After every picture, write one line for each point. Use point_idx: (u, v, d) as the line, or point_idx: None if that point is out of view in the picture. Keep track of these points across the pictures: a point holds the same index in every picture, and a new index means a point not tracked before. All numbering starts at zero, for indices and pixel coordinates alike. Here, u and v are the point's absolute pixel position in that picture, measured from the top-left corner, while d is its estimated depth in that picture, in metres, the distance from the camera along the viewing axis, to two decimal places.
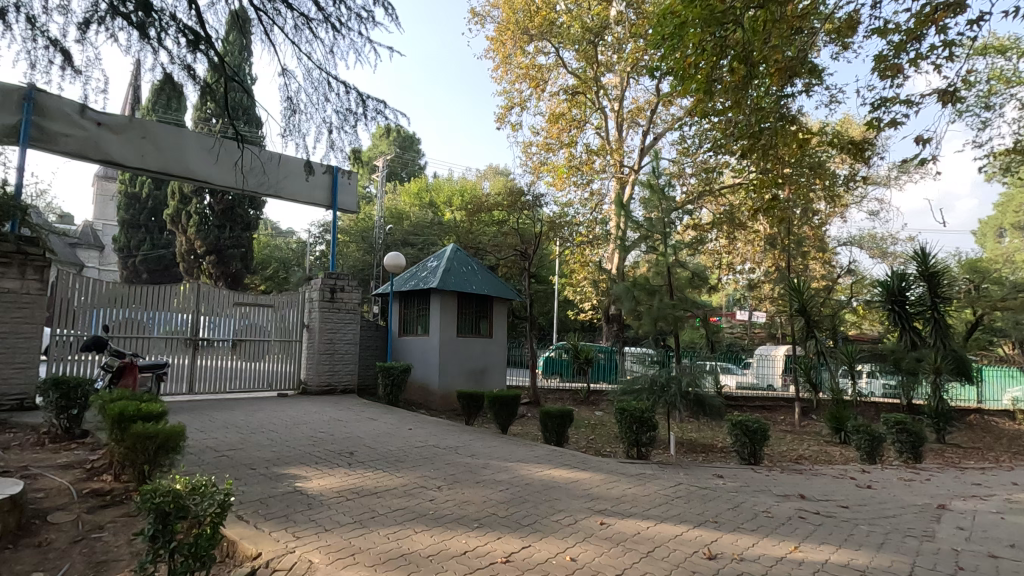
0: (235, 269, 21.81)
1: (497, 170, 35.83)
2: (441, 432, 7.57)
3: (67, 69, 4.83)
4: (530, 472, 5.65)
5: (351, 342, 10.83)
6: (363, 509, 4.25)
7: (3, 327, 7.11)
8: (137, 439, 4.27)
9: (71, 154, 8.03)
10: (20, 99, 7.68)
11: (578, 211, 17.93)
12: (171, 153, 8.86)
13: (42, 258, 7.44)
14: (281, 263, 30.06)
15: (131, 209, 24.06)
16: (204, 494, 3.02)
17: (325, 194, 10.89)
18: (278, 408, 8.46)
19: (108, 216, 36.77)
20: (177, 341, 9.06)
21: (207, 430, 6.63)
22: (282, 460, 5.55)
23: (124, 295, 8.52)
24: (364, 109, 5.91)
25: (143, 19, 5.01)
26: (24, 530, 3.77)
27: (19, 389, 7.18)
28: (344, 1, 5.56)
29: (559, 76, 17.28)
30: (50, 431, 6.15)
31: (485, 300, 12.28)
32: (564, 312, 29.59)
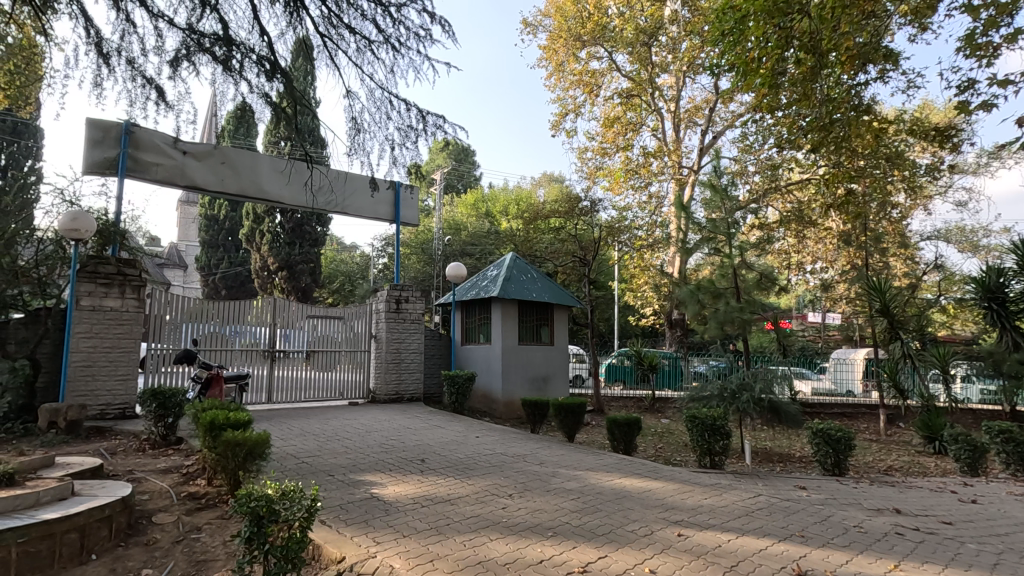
0: (305, 283, 22.74)
1: (551, 177, 35.93)
2: (508, 440, 7.61)
3: (162, 103, 5.25)
4: (601, 481, 5.57)
5: (417, 352, 11.12)
6: (438, 515, 4.32)
7: (107, 342, 7.79)
8: (228, 446, 4.55)
9: (162, 181, 8.72)
10: (118, 133, 8.43)
11: (637, 215, 17.64)
12: (248, 176, 9.47)
13: (138, 278, 8.10)
14: (347, 277, 31.32)
15: (211, 230, 25.88)
16: (293, 499, 3.18)
17: (388, 209, 11.28)
18: (350, 416, 8.78)
19: (191, 238, 39.84)
20: (256, 353, 9.59)
21: (287, 437, 6.99)
22: (358, 466, 5.75)
23: (207, 310, 9.08)
24: (424, 125, 6.03)
25: (226, 53, 5.40)
26: (133, 529, 4.10)
27: (122, 399, 7.82)
28: (403, 21, 5.71)
29: (613, 81, 17.11)
30: (149, 438, 6.64)
31: (546, 308, 12.28)
32: (624, 318, 29.14)
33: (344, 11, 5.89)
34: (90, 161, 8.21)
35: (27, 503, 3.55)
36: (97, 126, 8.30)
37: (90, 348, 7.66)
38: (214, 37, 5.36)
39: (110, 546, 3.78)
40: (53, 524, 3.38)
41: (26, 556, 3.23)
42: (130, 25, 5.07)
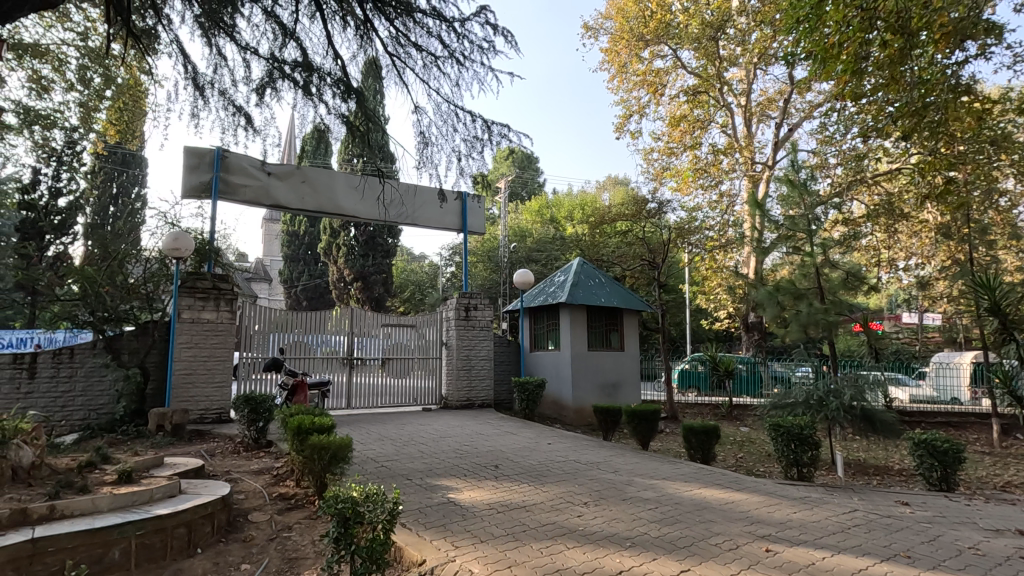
0: (379, 293, 23.66)
1: (616, 180, 35.44)
2: (580, 447, 7.53)
3: (250, 129, 5.66)
4: (679, 491, 5.39)
5: (487, 358, 11.26)
6: (514, 522, 4.34)
7: (205, 351, 8.44)
8: (314, 449, 4.78)
9: (250, 202, 9.37)
10: (211, 159, 9.15)
11: (707, 215, 17.05)
12: (325, 193, 9.99)
13: (231, 292, 8.73)
14: (417, 286, 32.30)
15: (292, 245, 27.55)
16: (376, 502, 3.31)
17: (456, 219, 11.54)
18: (425, 421, 9.02)
19: (275, 253, 42.62)
20: (336, 361, 10.06)
21: (366, 441, 7.27)
22: (434, 471, 5.88)
23: (291, 320, 9.62)
24: (489, 135, 6.13)
25: (306, 79, 5.76)
26: (232, 525, 4.40)
27: (218, 404, 8.44)
28: (467, 35, 5.85)
29: (679, 79, 16.66)
30: (243, 441, 7.12)
31: (614, 313, 12.09)
32: (696, 322, 28.17)
33: (410, 29, 6.12)
34: (189, 186, 8.96)
35: (143, 499, 3.90)
36: (193, 153, 9.05)
37: (191, 357, 8.33)
38: (295, 65, 5.74)
39: (213, 541, 4.07)
40: (164, 519, 3.68)
41: (143, 548, 3.54)
42: (222, 59, 5.51)
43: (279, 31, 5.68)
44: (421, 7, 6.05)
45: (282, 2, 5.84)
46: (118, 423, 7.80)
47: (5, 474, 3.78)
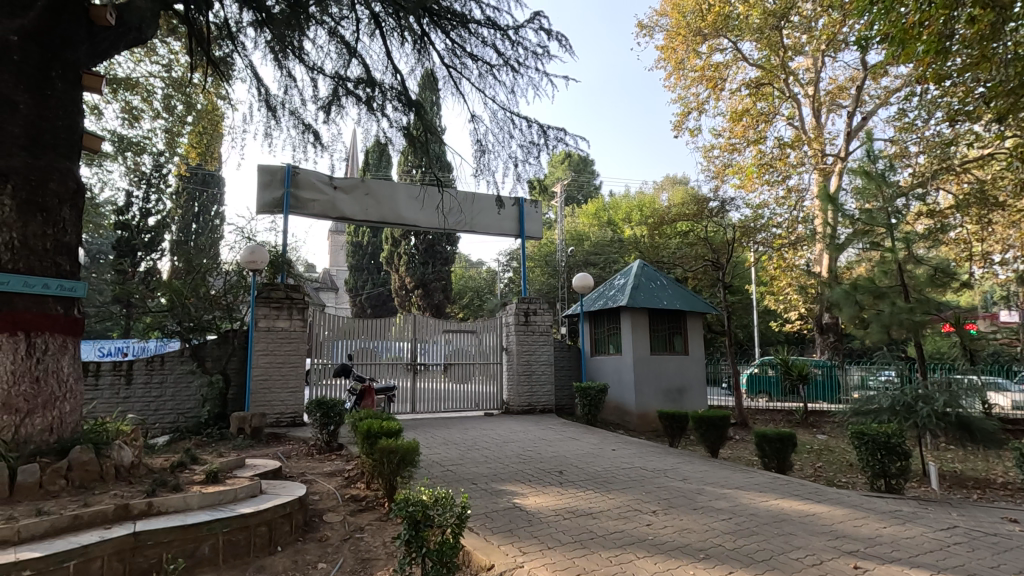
0: (439, 300, 24.14)
1: (675, 180, 34.60)
2: (646, 454, 7.36)
3: (318, 145, 5.94)
4: (755, 501, 5.14)
5: (547, 363, 11.22)
6: (581, 529, 4.28)
7: (280, 358, 8.88)
8: (383, 453, 4.90)
9: (318, 215, 9.82)
10: (282, 176, 9.65)
11: (774, 212, 16.30)
12: (388, 204, 10.32)
13: (302, 301, 9.15)
14: (476, 292, 32.76)
15: (357, 255, 28.64)
16: (445, 506, 3.35)
17: (513, 224, 11.61)
18: (487, 427, 9.08)
19: (340, 264, 44.49)
20: (400, 366, 10.33)
21: (432, 446, 7.41)
22: (498, 476, 5.91)
23: (358, 328, 9.97)
24: (546, 139, 6.16)
25: (369, 94, 5.99)
26: (309, 525, 4.59)
27: (292, 408, 8.85)
28: (521, 42, 5.92)
29: (740, 72, 16.06)
30: (316, 444, 7.42)
31: (678, 316, 11.76)
32: (765, 324, 26.98)
33: (466, 40, 6.25)
34: (263, 203, 9.49)
35: (227, 498, 4.13)
36: (266, 171, 9.58)
37: (267, 363, 8.79)
38: (360, 81, 5.98)
39: (292, 540, 4.25)
40: (247, 517, 3.89)
41: (230, 544, 3.75)
42: (291, 80, 5.82)
43: (343, 50, 5.94)
44: (476, 17, 6.16)
45: (345, 22, 6.09)
46: (203, 425, 8.33)
47: (108, 472, 4.10)
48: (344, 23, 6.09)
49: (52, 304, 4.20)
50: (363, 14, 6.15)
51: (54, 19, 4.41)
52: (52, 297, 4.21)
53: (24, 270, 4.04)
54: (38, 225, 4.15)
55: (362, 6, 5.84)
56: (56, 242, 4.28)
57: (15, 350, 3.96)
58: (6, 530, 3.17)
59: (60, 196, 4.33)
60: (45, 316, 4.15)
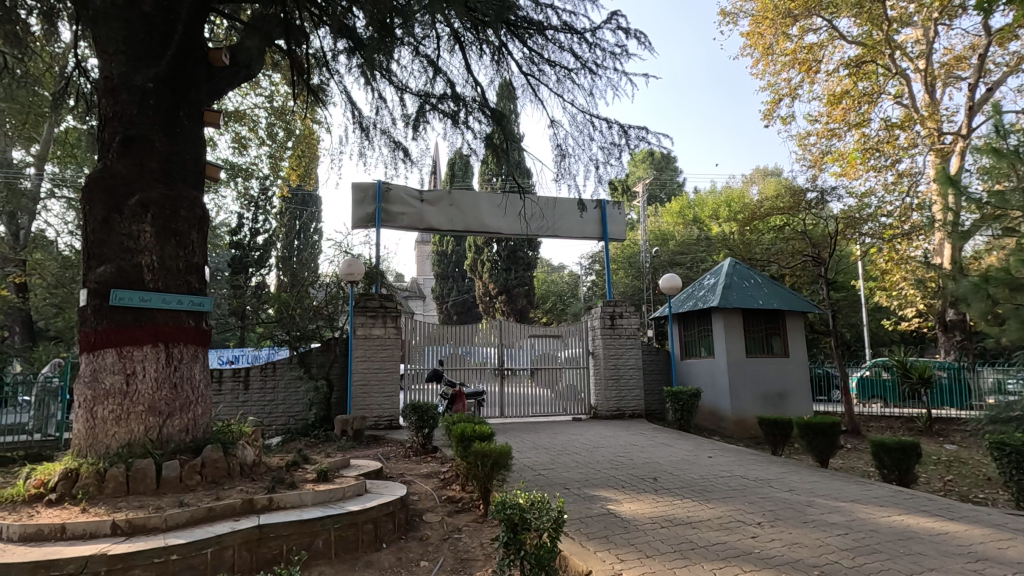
0: (522, 305, 24.36)
1: (766, 172, 32.72)
2: (746, 462, 6.98)
3: (408, 161, 6.25)
4: (874, 516, 4.72)
5: (635, 367, 10.98)
6: (680, 538, 4.14)
7: (377, 364, 9.35)
8: (477, 456, 5.02)
9: (407, 228, 10.27)
10: (373, 192, 10.18)
11: (883, 199, 14.93)
12: (472, 213, 10.60)
13: (395, 309, 9.60)
14: (559, 296, 32.75)
15: (443, 263, 29.63)
16: (541, 509, 3.39)
17: (596, 227, 11.51)
18: (576, 432, 9.03)
19: (427, 272, 46.31)
20: (488, 371, 10.54)
21: (523, 450, 7.49)
22: (591, 481, 5.85)
23: (447, 334, 10.30)
24: (627, 139, 6.12)
25: (455, 109, 6.23)
26: (411, 524, 4.79)
27: (389, 412, 9.29)
28: (599, 44, 5.94)
29: (837, 52, 14.91)
30: (413, 446, 7.75)
31: (775, 316, 11.08)
32: (876, 321, 24.73)
33: (543, 47, 6.35)
34: (357, 218, 10.09)
35: (337, 496, 4.42)
36: (359, 188, 10.16)
37: (366, 368, 9.30)
38: (446, 98, 6.24)
39: (395, 537, 4.45)
40: (355, 515, 4.13)
41: (340, 540, 4.01)
42: (382, 101, 6.16)
43: (428, 68, 6.22)
44: (552, 24, 6.23)
45: (427, 40, 6.37)
46: (311, 427, 8.96)
47: (235, 468, 4.53)
48: (426, 42, 6.37)
49: (185, 318, 4.70)
50: (444, 31, 6.41)
51: (180, 65, 4.97)
52: (185, 312, 4.71)
53: (161, 288, 4.56)
54: (172, 248, 4.68)
55: (444, 24, 6.08)
56: (187, 262, 4.79)
57: (158, 359, 4.48)
58: (156, 518, 3.61)
59: (190, 222, 4.85)
60: (180, 329, 4.65)
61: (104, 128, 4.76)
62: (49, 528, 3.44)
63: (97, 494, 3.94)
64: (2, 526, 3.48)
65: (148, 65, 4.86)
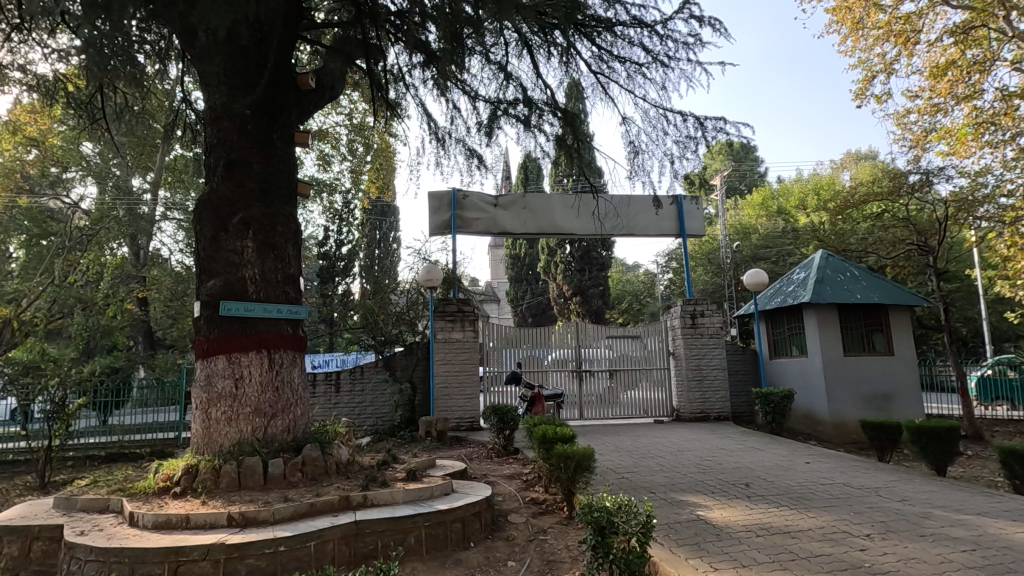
0: (598, 305, 24.07)
1: (859, 156, 30.39)
2: (849, 468, 6.49)
3: (482, 167, 6.41)
4: (1007, 532, 4.23)
5: (719, 368, 10.54)
6: (779, 548, 3.92)
7: (457, 366, 9.58)
8: (560, 458, 5.00)
9: (482, 233, 10.46)
10: (449, 200, 10.45)
11: (1001, 177, 13.37)
12: (545, 216, 10.63)
13: (472, 313, 9.80)
14: (634, 296, 32.07)
15: (516, 266, 29.90)
16: (629, 513, 3.33)
17: (672, 223, 11.19)
18: (659, 434, 8.79)
19: (500, 276, 47.01)
20: (566, 373, 10.51)
21: (604, 452, 7.40)
22: (678, 486, 5.68)
23: (523, 337, 10.37)
24: (703, 133, 6.12)
25: (527, 113, 6.31)
26: (497, 524, 4.86)
27: (470, 414, 9.49)
28: (670, 35, 5.87)
29: (940, 19, 13.47)
30: (495, 447, 7.86)
31: (876, 310, 10.24)
32: (998, 314, 22.18)
33: (612, 43, 6.29)
34: (434, 225, 10.39)
35: (426, 495, 4.57)
36: (435, 197, 10.47)
37: (447, 371, 9.55)
38: (518, 103, 6.32)
39: (482, 537, 4.53)
40: (444, 513, 4.26)
41: (431, 537, 4.14)
42: (456, 111, 6.35)
43: (499, 75, 6.33)
44: (621, 19, 6.14)
45: (496, 48, 6.48)
46: (398, 428, 9.34)
47: (332, 467, 4.80)
48: (495, 49, 6.48)
49: (284, 325, 5.06)
50: (511, 37, 6.49)
51: (273, 91, 5.37)
52: (284, 320, 5.06)
53: (263, 298, 4.94)
54: (271, 261, 5.05)
55: (512, 31, 6.16)
56: (285, 274, 5.15)
57: (262, 364, 4.85)
58: (265, 511, 3.90)
59: (286, 237, 5.22)
60: (280, 335, 5.01)
61: (210, 154, 5.22)
62: (176, 518, 3.81)
63: (214, 488, 4.33)
64: (138, 514, 3.90)
65: (245, 94, 5.26)
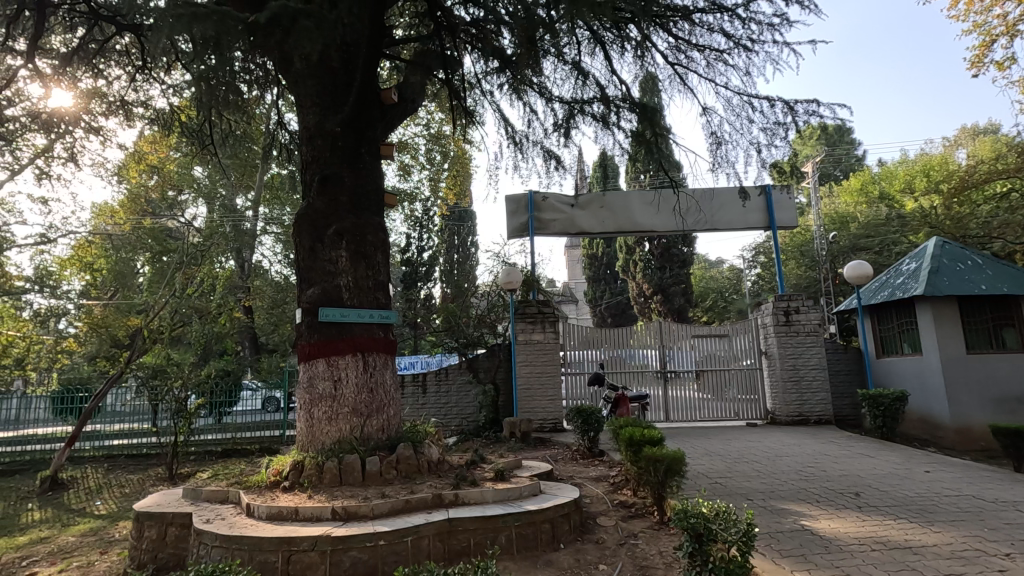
0: (680, 304, 23.29)
1: (976, 131, 27.35)
2: (978, 479, 5.83)
3: (561, 167, 6.43)
4: None
5: (817, 368, 9.86)
6: (899, 565, 3.60)
7: (539, 368, 9.61)
8: (649, 461, 4.88)
9: (559, 233, 10.44)
10: (525, 202, 10.51)
11: None
12: (623, 214, 10.45)
13: (552, 314, 9.80)
14: (719, 293, 30.71)
15: (594, 266, 29.58)
16: (728, 520, 3.19)
17: (761, 215, 10.61)
18: (754, 438, 8.34)
19: (577, 277, 46.81)
20: (649, 374, 10.24)
21: (695, 456, 7.13)
22: (778, 493, 5.36)
23: (603, 338, 10.22)
24: (794, 116, 5.91)
25: (605, 111, 6.27)
26: (586, 527, 4.82)
27: (553, 416, 9.48)
28: (755, 18, 5.68)
29: None
30: (579, 449, 7.81)
31: (1005, 302, 9.14)
32: None
33: (690, 32, 6.11)
34: (512, 228, 10.50)
35: (515, 495, 4.61)
36: (512, 200, 10.56)
37: (529, 373, 9.60)
38: (595, 101, 6.28)
39: (572, 539, 4.51)
40: (534, 514, 4.28)
41: (521, 537, 4.18)
42: (533, 113, 6.42)
43: (575, 75, 6.32)
44: (699, 6, 5.96)
45: (570, 47, 6.48)
46: (482, 428, 9.53)
47: (424, 465, 4.98)
48: (569, 49, 6.48)
49: (376, 329, 5.31)
50: (584, 36, 6.47)
51: (359, 109, 5.65)
52: (376, 325, 5.32)
53: (357, 304, 5.22)
54: (364, 269, 5.33)
55: (585, 29, 6.13)
56: (375, 280, 5.41)
57: (357, 366, 5.12)
58: (365, 507, 4.11)
59: (376, 245, 5.48)
60: (373, 339, 5.27)
61: (306, 171, 5.58)
62: (287, 510, 4.10)
63: (318, 483, 4.62)
64: (254, 506, 4.25)
65: (336, 112, 5.58)
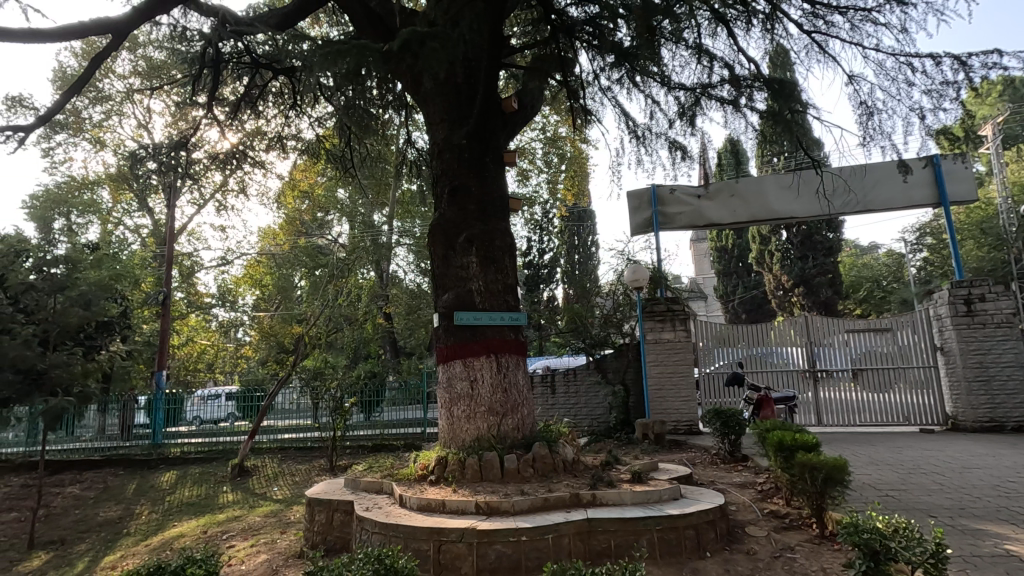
0: (827, 296, 21.11)
1: None
2: None
3: (688, 157, 6.16)
4: None
5: (1012, 365, 8.34)
6: None
7: (671, 368, 9.25)
8: (804, 468, 4.46)
9: (686, 227, 9.97)
10: (648, 197, 10.18)
11: None
12: (757, 200, 9.71)
13: (683, 312, 9.38)
14: (875, 283, 27.26)
15: (723, 259, 27.85)
16: (910, 539, 2.81)
17: (927, 190, 9.25)
18: (931, 446, 7.26)
19: (706, 272, 44.42)
20: (795, 374, 9.39)
21: (856, 464, 6.39)
22: (970, 511, 4.60)
23: (740, 335, 9.58)
24: (968, 72, 5.10)
25: (735, 93, 5.88)
26: (734, 536, 4.53)
27: (688, 418, 9.05)
28: None
29: None
30: (719, 453, 7.37)
31: None
32: None
33: None
34: (635, 225, 10.22)
35: (655, 499, 4.46)
36: (634, 196, 10.30)
37: (660, 373, 9.27)
38: (723, 83, 5.93)
39: (719, 547, 4.26)
40: (676, 518, 4.10)
41: (664, 542, 4.03)
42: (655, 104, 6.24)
43: (699, 59, 6.02)
44: None
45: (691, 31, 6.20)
46: (613, 429, 9.39)
47: (559, 464, 5.02)
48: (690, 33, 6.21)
49: (507, 331, 5.47)
50: (706, 17, 6.15)
51: (483, 120, 5.88)
52: (507, 326, 5.48)
53: (488, 308, 5.43)
54: (493, 273, 5.52)
55: (708, 9, 5.82)
56: (505, 284, 5.58)
57: (491, 367, 5.31)
58: (506, 502, 4.25)
59: (503, 249, 5.65)
60: (504, 341, 5.43)
61: (437, 183, 5.90)
62: (435, 502, 4.38)
63: (461, 478, 4.86)
64: (405, 497, 4.59)
65: (462, 125, 5.84)
